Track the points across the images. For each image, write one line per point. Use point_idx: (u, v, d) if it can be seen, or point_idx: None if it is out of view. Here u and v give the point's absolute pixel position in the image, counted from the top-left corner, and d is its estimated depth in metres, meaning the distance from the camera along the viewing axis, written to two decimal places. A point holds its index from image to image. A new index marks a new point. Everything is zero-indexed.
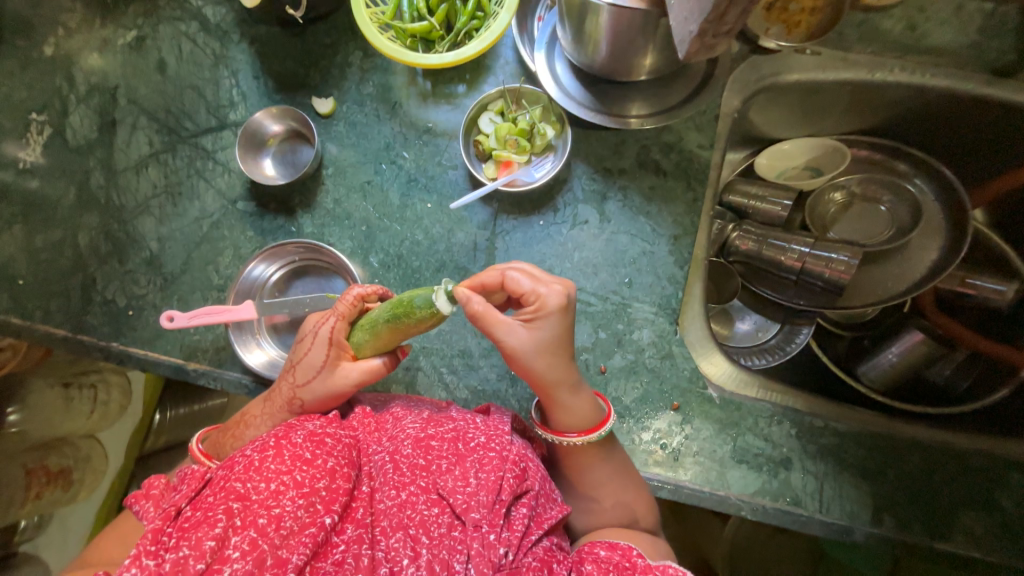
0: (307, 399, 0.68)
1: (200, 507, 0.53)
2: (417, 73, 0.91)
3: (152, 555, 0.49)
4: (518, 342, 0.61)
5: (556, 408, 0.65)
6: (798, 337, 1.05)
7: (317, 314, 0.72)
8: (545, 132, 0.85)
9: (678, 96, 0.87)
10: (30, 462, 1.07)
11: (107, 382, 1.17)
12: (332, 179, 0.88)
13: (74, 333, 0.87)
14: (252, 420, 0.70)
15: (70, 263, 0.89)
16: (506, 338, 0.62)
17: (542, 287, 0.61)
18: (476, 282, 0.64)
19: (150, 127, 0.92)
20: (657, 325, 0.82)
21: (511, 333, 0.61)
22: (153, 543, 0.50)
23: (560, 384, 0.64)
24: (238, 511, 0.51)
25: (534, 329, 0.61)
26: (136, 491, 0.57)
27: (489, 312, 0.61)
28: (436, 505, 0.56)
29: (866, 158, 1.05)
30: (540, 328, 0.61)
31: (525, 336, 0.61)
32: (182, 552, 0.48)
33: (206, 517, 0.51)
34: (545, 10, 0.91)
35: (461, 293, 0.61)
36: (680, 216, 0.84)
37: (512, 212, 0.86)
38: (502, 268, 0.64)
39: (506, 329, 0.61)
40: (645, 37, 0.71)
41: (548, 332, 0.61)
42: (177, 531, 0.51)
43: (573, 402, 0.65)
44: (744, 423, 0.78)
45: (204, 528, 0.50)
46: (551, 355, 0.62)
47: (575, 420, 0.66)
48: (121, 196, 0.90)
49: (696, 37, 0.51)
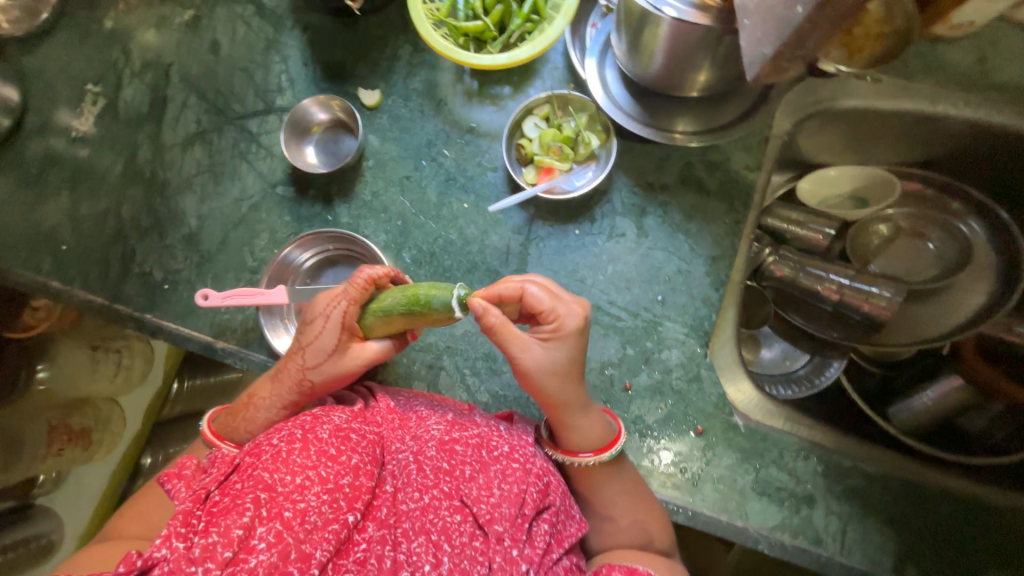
0: (316, 380, 0.67)
1: (228, 493, 0.53)
2: (464, 72, 0.91)
3: (182, 537, 0.49)
4: (534, 359, 0.62)
5: (568, 427, 0.64)
6: (828, 370, 1.01)
7: (325, 293, 0.69)
8: (590, 140, 0.83)
9: (728, 116, 0.85)
10: (54, 419, 1.11)
11: (131, 348, 1.18)
12: (372, 171, 0.89)
13: (110, 302, 0.89)
14: (258, 403, 0.67)
15: (112, 233, 0.91)
16: (522, 354, 0.61)
17: (562, 307, 0.62)
18: (492, 292, 0.62)
19: (199, 107, 0.94)
20: (687, 346, 0.80)
21: (527, 350, 0.61)
22: (184, 525, 0.50)
23: (574, 401, 0.63)
24: (265, 502, 0.51)
25: (549, 348, 0.62)
26: (167, 470, 0.58)
27: (507, 327, 0.61)
28: (458, 511, 0.55)
29: (916, 194, 1.01)
30: (556, 349, 0.62)
31: (541, 352, 0.61)
32: (211, 539, 0.48)
33: (235, 504, 0.51)
34: (598, 17, 0.89)
35: (477, 302, 0.61)
36: (720, 237, 0.83)
37: (548, 219, 0.85)
38: (521, 280, 0.63)
39: (523, 347, 0.61)
40: (704, 53, 0.70)
41: (564, 354, 0.62)
42: (207, 516, 0.51)
43: (585, 420, 0.64)
44: (769, 454, 0.77)
45: (233, 515, 0.50)
46: (564, 375, 0.62)
47: (588, 441, 0.64)
48: (166, 171, 0.92)
49: (770, 59, 0.50)
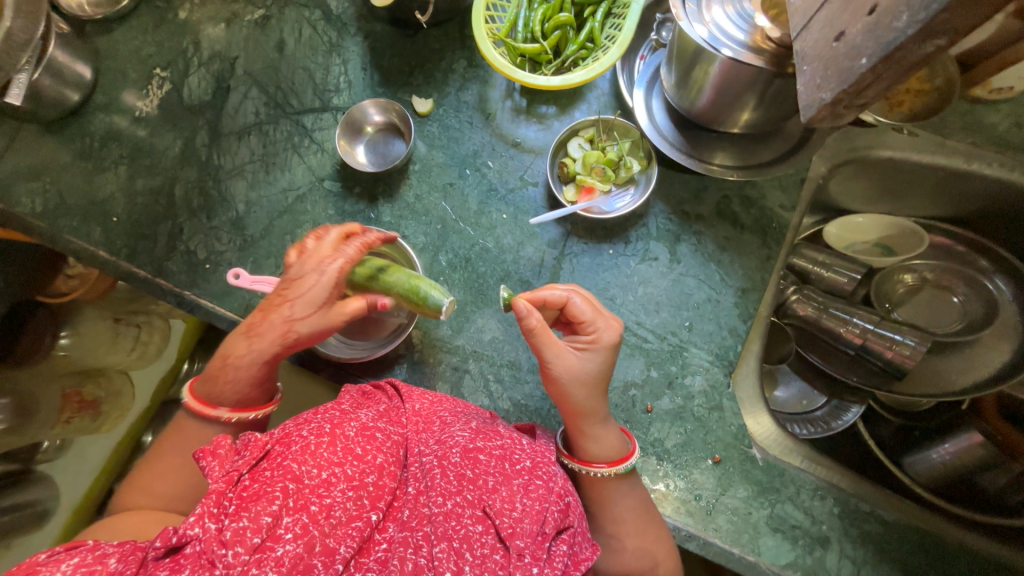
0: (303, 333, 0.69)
1: (258, 479, 0.52)
2: (514, 89, 0.95)
3: (214, 518, 0.48)
4: (569, 365, 0.63)
5: (586, 436, 0.65)
6: (844, 415, 1.02)
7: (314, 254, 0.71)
8: (631, 165, 0.86)
9: (768, 155, 0.87)
10: (69, 385, 1.06)
11: (152, 326, 1.13)
12: (418, 175, 0.92)
13: (153, 276, 0.91)
14: (236, 361, 0.67)
15: (163, 210, 0.94)
16: (556, 359, 0.63)
17: (601, 321, 0.66)
18: (536, 297, 0.66)
19: (259, 99, 0.98)
20: (710, 374, 0.81)
21: (563, 355, 0.63)
22: (216, 506, 0.49)
23: (597, 412, 0.65)
24: (293, 493, 0.50)
25: (583, 357, 0.64)
26: (203, 447, 0.56)
27: (548, 330, 0.63)
28: (480, 522, 0.53)
29: (946, 248, 1.03)
30: (589, 359, 0.64)
31: (574, 360, 0.64)
32: (241, 524, 0.47)
33: (266, 491, 0.50)
34: (648, 51, 0.93)
35: (521, 304, 0.63)
36: (750, 271, 0.85)
37: (583, 237, 0.87)
38: (565, 291, 0.67)
39: (558, 352, 0.63)
40: (752, 93, 0.72)
41: (595, 364, 0.64)
42: (238, 499, 0.50)
43: (604, 431, 0.65)
44: (785, 490, 0.76)
45: (263, 502, 0.49)
46: (592, 385, 0.64)
47: (604, 451, 0.65)
48: (221, 157, 0.96)
49: (827, 105, 0.50)
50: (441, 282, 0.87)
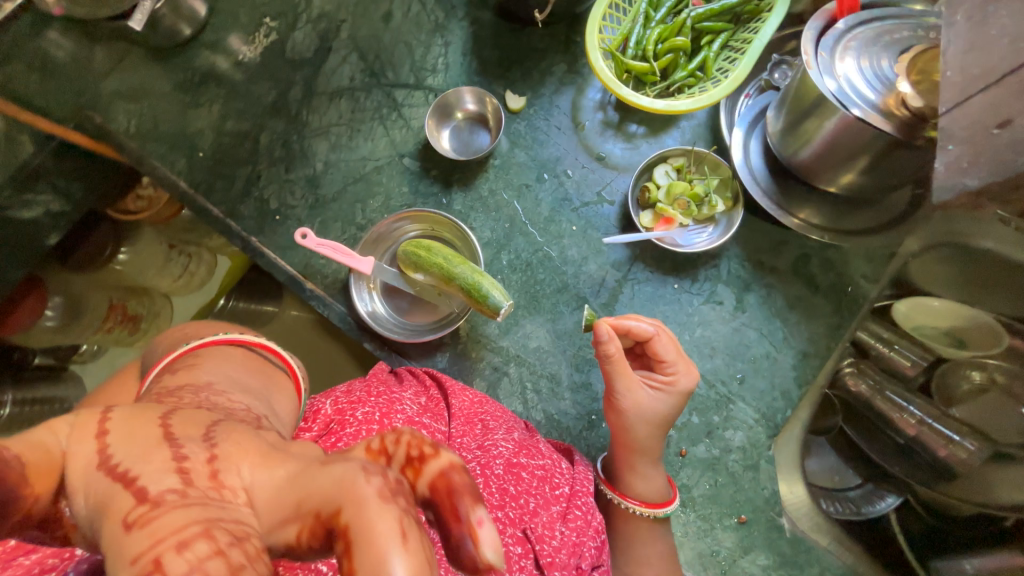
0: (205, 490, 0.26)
1: None
2: (608, 103, 0.94)
3: None
4: (640, 402, 0.63)
5: (633, 472, 0.66)
6: (880, 502, 0.96)
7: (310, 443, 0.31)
8: (716, 204, 0.83)
9: (858, 223, 0.84)
10: (115, 298, 1.12)
11: (201, 258, 1.19)
12: (496, 170, 0.92)
13: (225, 216, 0.94)
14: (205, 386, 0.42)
15: (246, 154, 0.97)
16: (626, 392, 0.63)
17: (682, 368, 0.65)
18: (622, 325, 0.65)
19: (357, 65, 0.99)
20: (752, 432, 0.79)
21: (637, 391, 0.63)
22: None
23: (651, 454, 0.65)
24: None
25: (656, 398, 0.64)
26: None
27: (625, 361, 0.63)
28: (520, 544, 0.52)
29: None
30: (661, 401, 0.64)
31: (646, 398, 0.63)
32: None
33: None
34: (755, 89, 0.90)
35: (603, 330, 0.61)
36: (817, 335, 0.82)
37: (650, 265, 0.85)
38: (654, 325, 0.66)
39: (631, 387, 0.63)
40: (865, 157, 0.69)
41: (665, 408, 0.64)
42: None
43: (652, 473, 0.65)
44: (808, 568, 0.73)
45: None
46: (656, 426, 0.63)
47: (646, 490, 0.65)
48: (310, 114, 0.98)
49: (971, 192, 0.47)
50: (498, 280, 0.87)
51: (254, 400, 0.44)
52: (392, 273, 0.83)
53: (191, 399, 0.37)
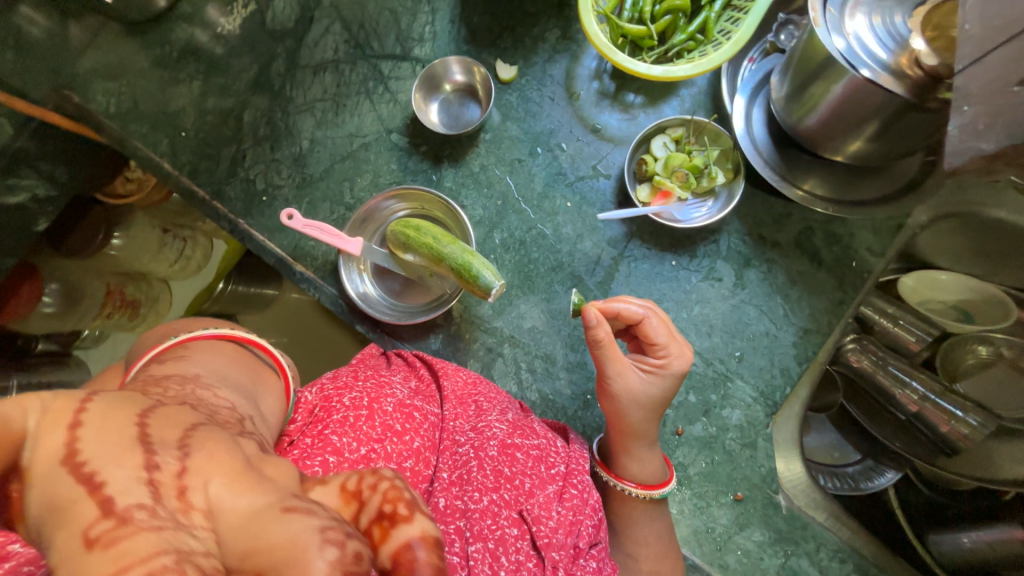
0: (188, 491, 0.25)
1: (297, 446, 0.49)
2: (605, 70, 0.89)
3: None
4: (630, 386, 0.62)
5: (626, 455, 0.64)
6: (878, 478, 0.96)
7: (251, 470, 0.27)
8: (716, 176, 0.80)
9: (869, 192, 0.80)
10: (113, 283, 1.09)
11: (196, 243, 1.16)
12: (487, 145, 0.88)
13: (211, 198, 0.91)
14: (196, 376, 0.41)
15: (230, 133, 0.92)
16: (618, 376, 0.62)
17: (675, 348, 0.63)
18: (610, 308, 0.63)
19: (340, 36, 0.94)
20: (750, 411, 0.78)
21: (626, 375, 0.62)
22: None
23: (644, 437, 0.63)
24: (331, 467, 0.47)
25: (647, 381, 0.62)
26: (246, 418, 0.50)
27: (614, 344, 0.61)
28: (516, 525, 0.52)
29: None
30: (653, 384, 0.62)
31: (637, 382, 0.62)
32: None
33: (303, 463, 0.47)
34: (760, 53, 0.85)
35: (592, 313, 0.60)
36: (819, 312, 0.80)
37: (647, 241, 0.83)
38: (643, 307, 0.64)
39: (621, 371, 0.62)
40: (876, 123, 0.65)
41: (658, 391, 0.62)
42: None
43: (647, 456, 0.64)
44: (803, 545, 0.73)
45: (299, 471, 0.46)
46: (650, 410, 0.62)
47: (641, 472, 0.64)
48: (294, 90, 0.93)
49: (985, 156, 0.43)
50: (491, 259, 0.84)
51: (237, 396, 0.42)
52: (383, 254, 0.81)
53: (175, 391, 0.36)
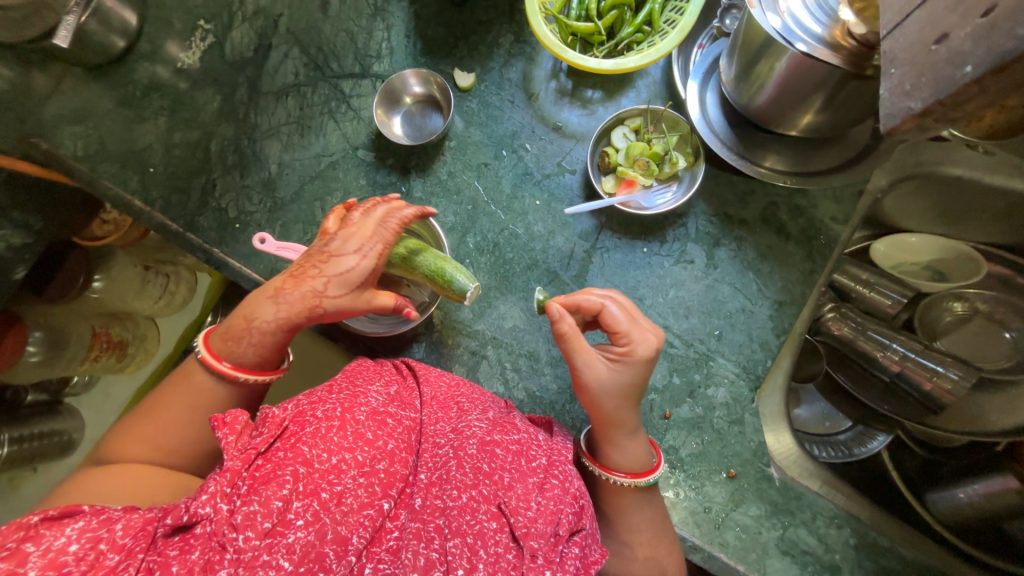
0: (329, 309, 0.64)
1: (271, 459, 0.49)
2: (561, 70, 0.91)
3: (226, 498, 0.46)
4: (598, 376, 0.62)
5: (607, 444, 0.65)
6: (870, 442, 0.97)
7: (332, 283, 0.63)
8: (677, 161, 0.82)
9: (828, 162, 0.82)
10: (99, 325, 1.04)
11: (179, 277, 1.12)
12: (452, 152, 0.90)
13: (183, 230, 0.90)
14: (262, 325, 0.61)
15: (198, 164, 0.92)
16: (585, 367, 0.63)
17: (637, 332, 0.63)
18: (571, 301, 0.66)
19: (299, 60, 0.96)
20: (735, 387, 0.78)
21: (592, 364, 0.63)
22: (230, 485, 0.46)
23: (622, 425, 0.64)
24: (304, 477, 0.48)
25: (614, 369, 0.63)
26: (220, 415, 0.52)
27: (578, 336, 0.63)
28: (495, 519, 0.52)
29: (1003, 278, 0.88)
30: (621, 371, 0.62)
31: (603, 370, 0.62)
32: (251, 507, 0.45)
33: (276, 474, 0.47)
34: (707, 40, 0.88)
35: (553, 308, 0.63)
36: (791, 283, 0.81)
37: (617, 231, 0.84)
38: (602, 296, 0.65)
39: (588, 361, 0.63)
40: (821, 95, 0.67)
41: (627, 378, 0.62)
42: (250, 480, 0.47)
43: (629, 444, 0.64)
44: (800, 514, 0.73)
45: (273, 485, 0.47)
46: (622, 397, 0.62)
47: (626, 460, 0.64)
48: (258, 116, 0.94)
49: (915, 115, 0.45)
50: (467, 263, 0.85)
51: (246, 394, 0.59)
52: None
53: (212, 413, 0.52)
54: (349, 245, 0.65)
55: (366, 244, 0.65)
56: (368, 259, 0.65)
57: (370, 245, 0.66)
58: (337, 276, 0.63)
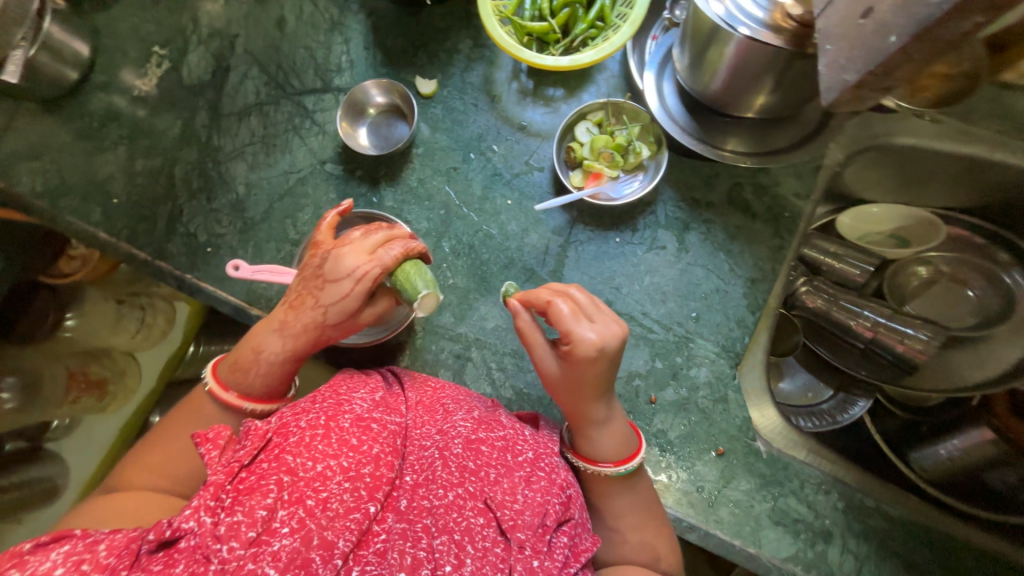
0: (333, 332, 0.66)
1: (256, 471, 0.50)
2: (521, 70, 0.92)
3: (210, 512, 0.47)
4: (550, 371, 0.64)
5: (582, 437, 0.66)
6: (852, 408, 0.99)
7: (330, 313, 0.64)
8: (640, 150, 0.85)
9: (783, 139, 0.87)
10: (74, 365, 1.01)
11: (154, 308, 1.08)
12: (421, 159, 0.90)
13: (152, 258, 0.88)
14: (269, 355, 0.63)
15: (163, 191, 0.91)
16: (540, 362, 0.65)
17: (578, 327, 0.61)
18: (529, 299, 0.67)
19: (259, 79, 0.95)
20: (716, 366, 0.80)
21: (545, 360, 0.65)
22: (213, 498, 0.47)
23: (586, 418, 0.64)
24: (288, 485, 0.48)
25: (563, 364, 0.63)
26: (202, 431, 0.53)
27: (530, 333, 0.65)
28: (482, 514, 0.53)
29: (962, 240, 0.94)
30: (570, 367, 0.62)
31: (554, 365, 0.64)
32: (235, 518, 0.46)
33: (261, 484, 0.48)
34: (660, 30, 0.90)
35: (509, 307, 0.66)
36: (761, 260, 0.83)
37: (589, 224, 0.85)
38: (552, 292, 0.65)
39: (542, 357, 0.65)
40: (769, 76, 0.70)
41: (575, 373, 0.62)
42: (235, 492, 0.48)
43: (598, 436, 0.64)
44: (789, 484, 0.75)
45: (257, 496, 0.47)
46: (575, 391, 0.63)
47: (602, 451, 0.64)
48: (221, 137, 0.93)
49: (852, 87, 0.49)
50: (444, 268, 0.85)
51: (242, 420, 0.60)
52: None
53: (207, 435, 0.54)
54: (341, 274, 0.63)
55: (363, 268, 0.63)
56: (363, 284, 0.63)
57: (364, 267, 0.63)
58: (337, 305, 0.64)
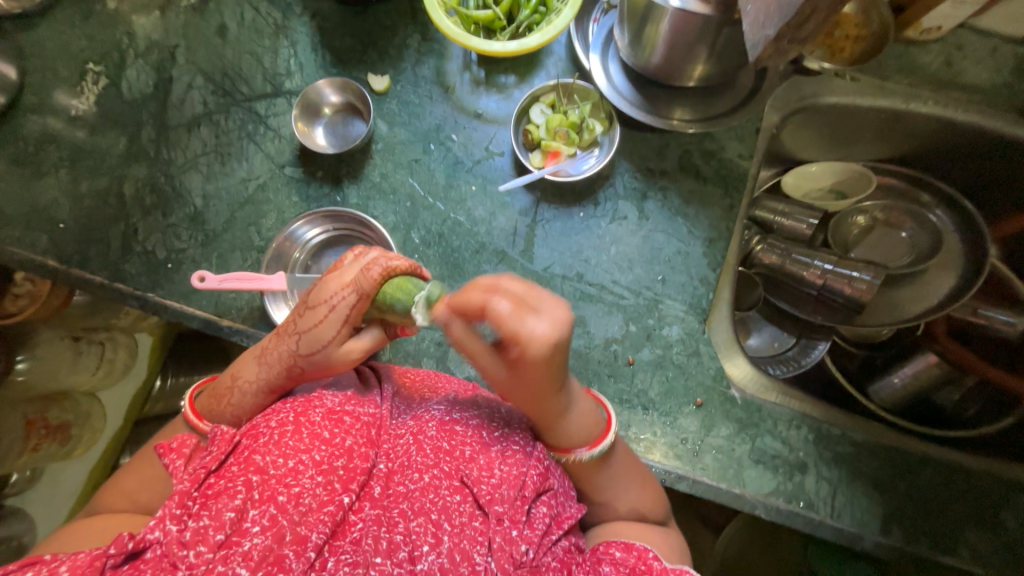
0: (305, 367, 0.63)
1: (224, 475, 0.52)
2: (472, 60, 0.95)
3: (176, 520, 0.49)
4: (497, 377, 0.57)
5: (545, 431, 0.61)
6: (813, 351, 1.04)
7: (302, 342, 0.62)
8: (593, 127, 0.89)
9: (724, 105, 0.91)
10: (32, 412, 0.97)
11: (115, 342, 1.05)
12: (381, 154, 0.91)
13: (110, 281, 0.85)
14: (243, 385, 0.63)
15: (113, 212, 0.88)
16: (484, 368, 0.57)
17: (524, 331, 0.51)
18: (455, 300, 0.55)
19: (206, 88, 0.93)
20: (686, 323, 0.84)
21: (490, 366, 0.56)
22: (179, 507, 0.49)
23: (545, 416, 0.59)
24: (257, 485, 0.50)
25: (510, 371, 0.55)
26: (167, 442, 0.58)
27: (466, 340, 0.56)
28: (458, 492, 0.55)
29: (890, 187, 1.05)
30: (518, 373, 0.54)
31: (500, 373, 0.56)
32: (202, 522, 0.48)
33: (228, 488, 0.50)
34: (600, 13, 0.95)
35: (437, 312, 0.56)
36: (716, 220, 0.88)
37: (553, 202, 0.88)
38: (484, 289, 0.53)
39: (486, 364, 0.57)
40: (702, 46, 0.75)
41: (526, 379, 0.54)
42: (202, 498, 0.50)
43: (563, 430, 0.60)
44: (764, 424, 0.80)
45: (225, 498, 0.49)
46: (529, 395, 0.56)
47: (568, 443, 0.61)
48: (171, 151, 0.91)
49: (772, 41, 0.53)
50: (417, 258, 0.87)
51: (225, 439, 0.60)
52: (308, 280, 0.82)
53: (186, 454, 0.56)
54: (318, 299, 0.63)
55: (341, 294, 0.62)
56: (339, 309, 0.62)
57: (341, 293, 0.62)
58: (310, 333, 0.62)
